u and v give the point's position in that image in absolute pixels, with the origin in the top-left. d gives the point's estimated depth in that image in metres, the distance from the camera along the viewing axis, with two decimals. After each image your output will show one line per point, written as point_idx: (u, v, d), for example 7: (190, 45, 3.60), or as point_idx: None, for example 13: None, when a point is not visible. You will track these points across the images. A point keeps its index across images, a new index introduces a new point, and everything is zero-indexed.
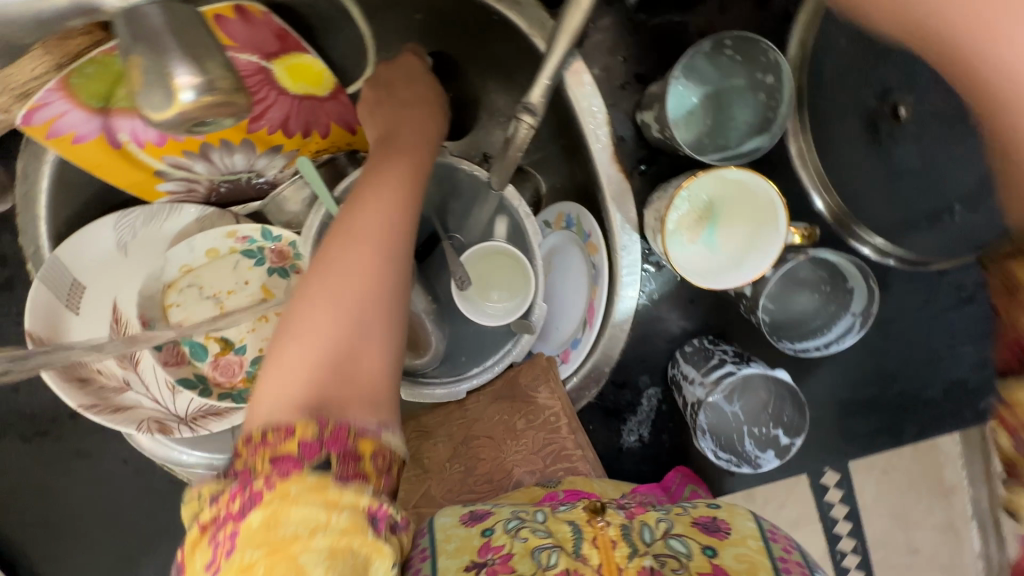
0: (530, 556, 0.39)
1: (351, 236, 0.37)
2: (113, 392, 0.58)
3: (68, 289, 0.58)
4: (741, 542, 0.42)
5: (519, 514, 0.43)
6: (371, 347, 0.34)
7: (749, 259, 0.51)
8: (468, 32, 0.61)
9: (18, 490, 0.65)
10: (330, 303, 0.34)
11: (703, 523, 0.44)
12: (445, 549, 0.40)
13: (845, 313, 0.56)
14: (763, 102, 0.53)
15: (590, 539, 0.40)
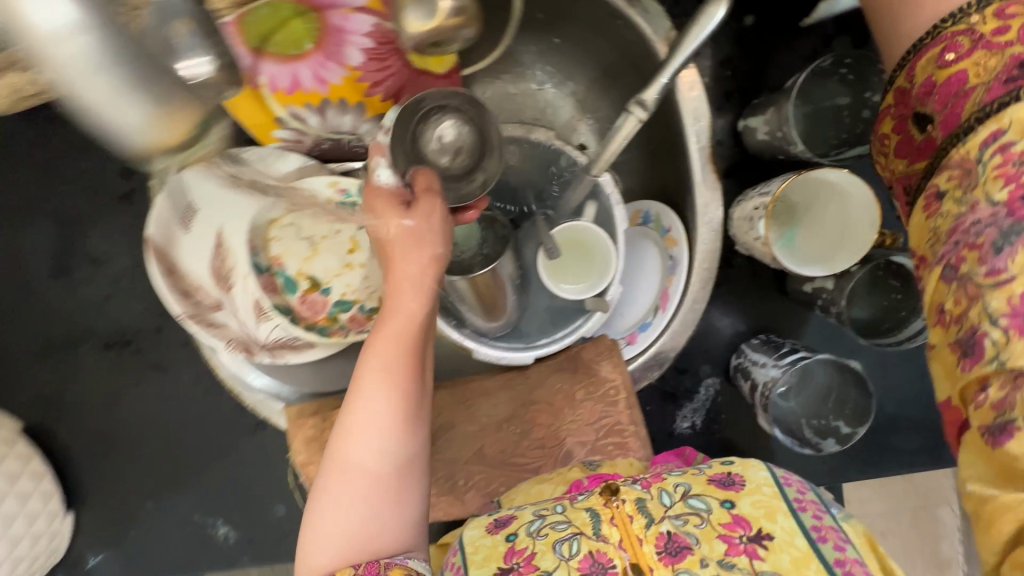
0: (552, 551, 0.42)
1: (356, 430, 0.43)
2: (208, 309, 0.62)
3: (182, 208, 0.61)
4: (755, 491, 0.43)
5: (539, 513, 0.46)
6: (385, 531, 0.42)
7: (845, 243, 0.55)
8: (582, 26, 0.63)
9: (93, 390, 0.68)
10: (347, 495, 0.42)
11: (717, 479, 0.45)
12: (474, 561, 0.44)
13: (915, 316, 0.56)
14: (865, 119, 0.57)
15: (609, 521, 0.43)
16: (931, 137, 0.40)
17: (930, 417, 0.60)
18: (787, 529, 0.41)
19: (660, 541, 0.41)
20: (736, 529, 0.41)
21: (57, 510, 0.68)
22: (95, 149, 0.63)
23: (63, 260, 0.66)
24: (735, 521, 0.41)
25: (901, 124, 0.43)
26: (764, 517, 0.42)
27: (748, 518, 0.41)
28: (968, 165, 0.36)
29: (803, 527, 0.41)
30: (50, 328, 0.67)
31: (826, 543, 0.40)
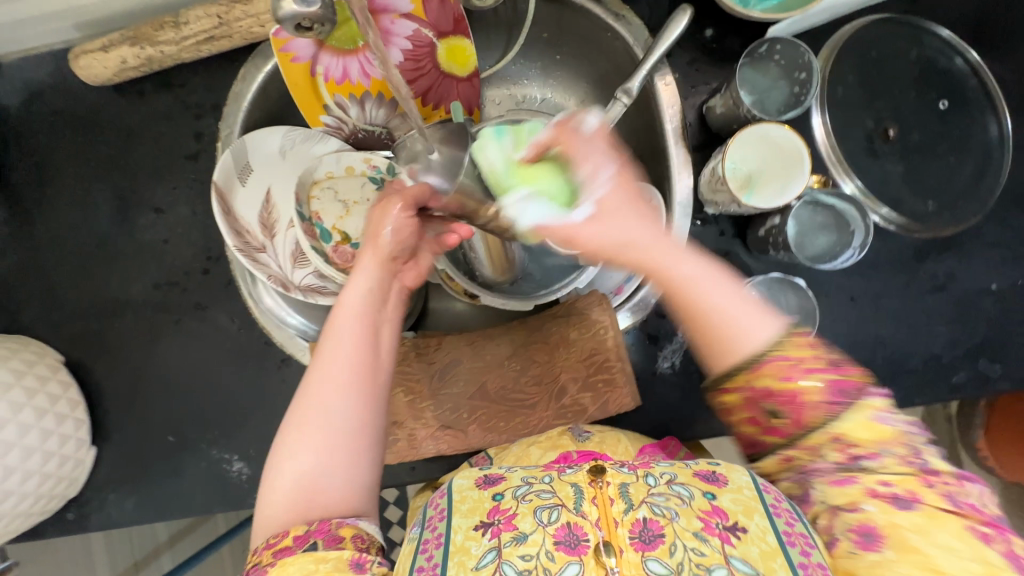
0: (532, 515, 0.48)
1: (312, 407, 0.51)
2: (254, 249, 0.71)
3: (241, 166, 0.73)
4: (737, 490, 0.49)
5: (527, 479, 0.52)
6: (331, 483, 0.50)
7: (789, 174, 0.63)
8: (579, 39, 0.78)
9: (138, 327, 0.76)
10: (303, 455, 0.50)
11: (702, 474, 0.52)
12: (460, 509, 0.51)
13: (846, 249, 0.64)
14: (797, 93, 0.64)
15: (591, 499, 0.48)
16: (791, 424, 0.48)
17: (881, 362, 0.68)
18: (761, 527, 0.46)
19: (636, 526, 0.46)
20: (714, 517, 0.47)
21: (84, 438, 0.72)
22: (170, 116, 0.75)
23: (127, 209, 0.76)
24: (714, 510, 0.47)
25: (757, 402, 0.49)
26: (741, 513, 0.47)
27: (726, 510, 0.47)
28: (813, 450, 0.47)
29: (775, 529, 0.46)
30: (106, 270, 0.76)
31: (793, 545, 0.45)
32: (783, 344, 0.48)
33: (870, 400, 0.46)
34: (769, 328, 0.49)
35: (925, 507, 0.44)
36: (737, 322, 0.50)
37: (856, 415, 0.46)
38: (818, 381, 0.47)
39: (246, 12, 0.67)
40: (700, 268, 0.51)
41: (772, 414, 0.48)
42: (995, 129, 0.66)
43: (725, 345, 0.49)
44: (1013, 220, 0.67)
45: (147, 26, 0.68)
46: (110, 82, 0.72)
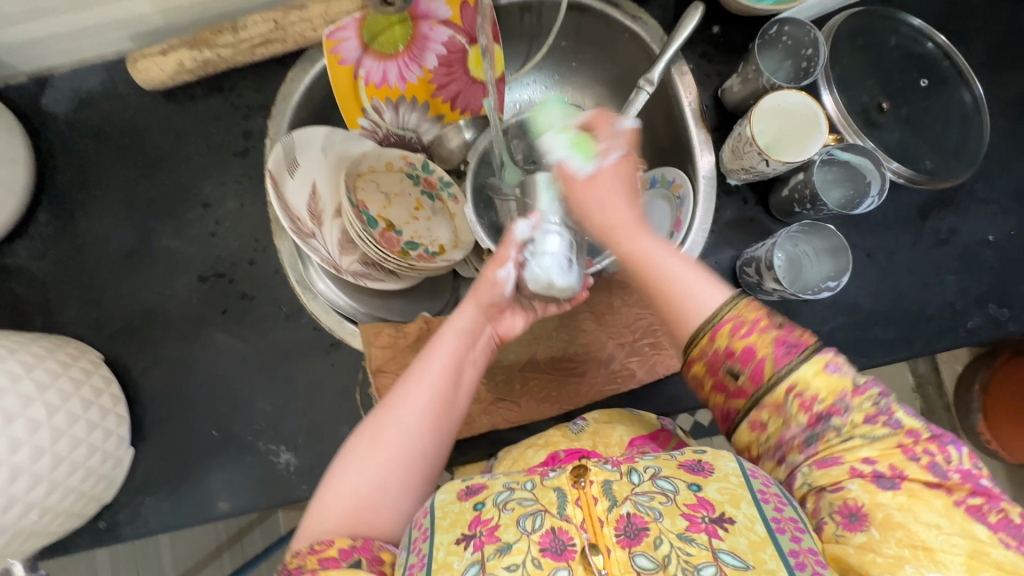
0: (515, 525, 0.47)
1: (392, 432, 0.59)
2: (305, 235, 0.73)
3: (291, 159, 0.76)
4: (722, 479, 0.50)
5: (510, 484, 0.51)
6: (381, 505, 0.56)
7: (802, 131, 0.71)
8: (596, 43, 0.87)
9: (179, 322, 0.76)
10: (369, 471, 0.57)
11: (688, 466, 0.52)
12: (441, 526, 0.49)
13: (866, 197, 0.70)
14: (804, 68, 0.73)
15: (575, 501, 0.48)
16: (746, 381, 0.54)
17: (902, 312, 0.74)
18: (749, 515, 0.48)
19: (621, 523, 0.46)
20: (700, 510, 0.48)
21: (124, 436, 0.70)
22: (220, 117, 0.79)
23: (175, 206, 0.78)
24: (700, 503, 0.48)
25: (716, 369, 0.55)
26: (727, 502, 0.49)
27: (713, 501, 0.48)
28: (777, 403, 0.53)
29: (763, 516, 0.48)
30: (151, 266, 0.77)
31: (782, 532, 0.47)
32: (739, 313, 0.55)
33: (822, 352, 0.52)
34: (720, 293, 0.57)
35: (908, 487, 0.50)
36: (688, 289, 0.58)
37: (812, 367, 0.52)
38: (766, 344, 0.53)
39: (301, 17, 0.74)
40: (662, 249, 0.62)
41: (732, 374, 0.54)
42: (969, 97, 0.76)
43: (676, 317, 0.58)
44: (997, 179, 0.76)
45: (206, 32, 0.73)
46: (164, 85, 0.76)
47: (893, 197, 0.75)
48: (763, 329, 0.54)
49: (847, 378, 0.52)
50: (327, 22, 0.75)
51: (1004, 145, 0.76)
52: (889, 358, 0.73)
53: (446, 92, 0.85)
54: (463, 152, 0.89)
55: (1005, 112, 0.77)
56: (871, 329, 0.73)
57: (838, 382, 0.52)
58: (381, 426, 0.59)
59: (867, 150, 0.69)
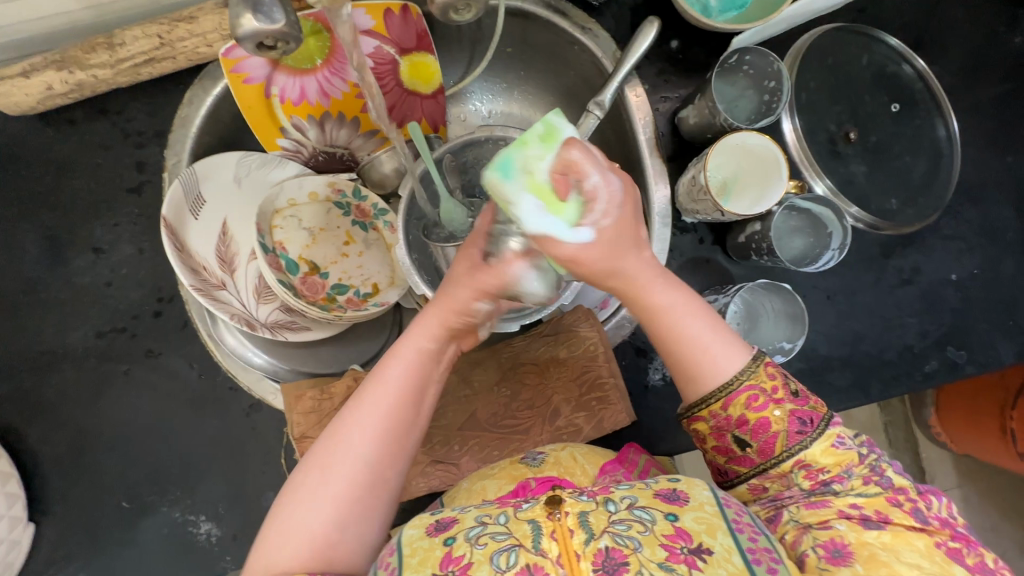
0: (489, 563, 0.40)
1: (348, 454, 0.46)
2: (213, 287, 0.66)
3: (194, 197, 0.67)
4: (698, 508, 0.44)
5: (482, 518, 0.44)
6: (346, 542, 0.45)
7: (760, 170, 0.66)
8: (543, 52, 0.77)
9: (72, 383, 0.68)
10: (328, 505, 0.45)
11: (663, 494, 0.45)
12: (408, 564, 0.42)
13: (826, 250, 0.67)
14: (766, 101, 0.67)
15: (550, 534, 0.41)
16: (752, 453, 0.49)
17: (860, 357, 0.69)
18: (726, 545, 0.42)
19: (599, 557, 0.39)
20: (679, 540, 0.41)
21: (19, 516, 0.63)
22: (109, 147, 0.69)
23: (61, 251, 0.68)
24: (678, 533, 0.41)
25: (717, 435, 0.50)
26: (705, 532, 0.42)
27: (690, 530, 0.42)
28: (782, 477, 0.48)
29: (739, 546, 0.42)
30: (38, 318, 0.68)
31: (758, 562, 0.41)
32: (755, 382, 0.48)
33: (833, 426, 0.48)
34: (738, 354, 0.50)
35: (894, 526, 0.44)
36: (705, 351, 0.49)
37: (821, 443, 0.48)
38: (780, 417, 0.48)
39: (190, 30, 0.63)
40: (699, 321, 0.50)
41: (739, 444, 0.49)
42: (943, 131, 0.71)
43: (690, 377, 0.50)
44: (964, 214, 0.72)
45: (76, 49, 0.62)
46: (34, 110, 0.65)
47: (856, 236, 0.70)
48: (778, 400, 0.48)
49: (854, 452, 0.48)
50: (225, 36, 0.64)
51: (973, 177, 0.72)
52: (845, 408, 0.69)
53: None
54: (398, 177, 0.78)
55: (976, 141, 0.73)
56: (832, 377, 0.68)
57: (844, 455, 0.48)
58: (336, 447, 0.46)
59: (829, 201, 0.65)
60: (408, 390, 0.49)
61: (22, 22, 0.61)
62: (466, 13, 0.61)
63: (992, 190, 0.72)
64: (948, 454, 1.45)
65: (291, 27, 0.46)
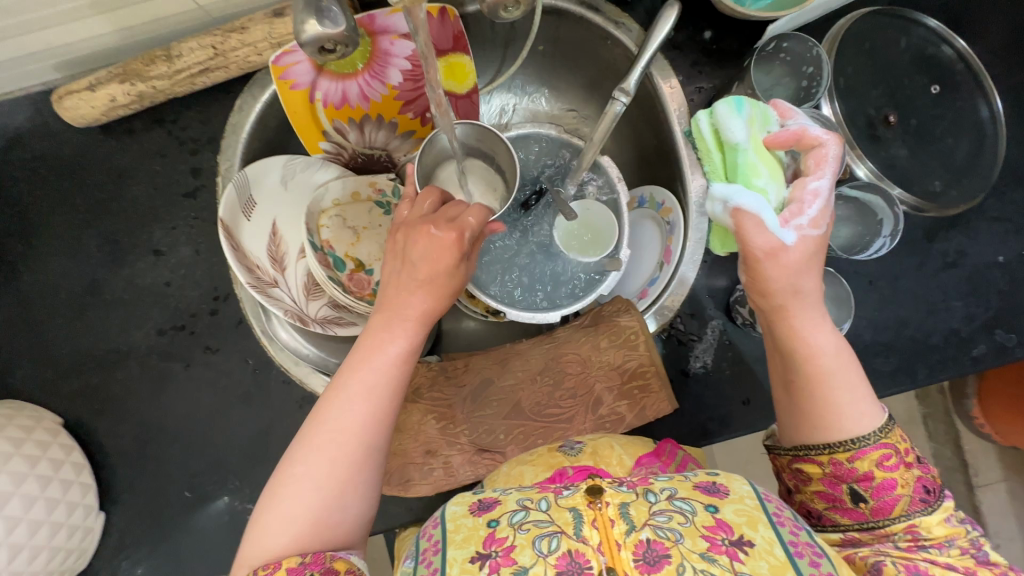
0: (531, 547, 0.41)
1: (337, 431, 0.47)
2: (266, 284, 0.69)
3: (246, 199, 0.70)
4: (738, 501, 0.45)
5: (523, 503, 0.45)
6: (337, 514, 0.46)
7: None
8: (574, 49, 0.78)
9: (135, 378, 0.71)
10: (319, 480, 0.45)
11: (703, 486, 0.46)
12: (454, 540, 0.44)
13: (877, 237, 0.67)
14: (805, 87, 0.67)
15: (591, 522, 0.42)
16: (863, 508, 0.48)
17: (904, 342, 0.69)
18: (768, 538, 0.42)
19: (639, 548, 0.40)
20: (720, 532, 0.42)
21: (92, 504, 0.67)
22: (165, 154, 0.72)
23: (122, 254, 0.72)
24: (719, 525, 0.42)
25: (829, 485, 0.49)
26: (745, 525, 0.42)
27: (731, 523, 0.42)
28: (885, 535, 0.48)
29: (781, 539, 0.42)
30: (104, 318, 0.72)
31: (801, 556, 0.41)
32: (889, 442, 0.48)
33: (949, 499, 0.47)
34: (874, 412, 0.49)
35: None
36: (836, 396, 0.49)
37: (939, 515, 0.47)
38: (906, 481, 0.47)
39: (242, 41, 0.65)
40: (833, 344, 0.50)
41: (853, 497, 0.48)
42: (986, 112, 0.70)
43: (815, 420, 0.49)
44: (1011, 195, 0.71)
45: (136, 62, 0.66)
46: (98, 122, 0.69)
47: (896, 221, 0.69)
48: (906, 464, 0.48)
49: (962, 528, 0.47)
50: (273, 45, 0.66)
51: (1019, 157, 0.71)
52: (892, 393, 0.68)
53: (414, 108, 0.76)
54: None
55: (1021, 121, 0.71)
56: (876, 361, 0.68)
57: (953, 531, 0.46)
58: (322, 431, 0.47)
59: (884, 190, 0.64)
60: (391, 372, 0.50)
61: (88, 39, 0.65)
62: (515, 10, 0.57)
63: None
64: (993, 446, 1.40)
65: (352, 32, 0.48)
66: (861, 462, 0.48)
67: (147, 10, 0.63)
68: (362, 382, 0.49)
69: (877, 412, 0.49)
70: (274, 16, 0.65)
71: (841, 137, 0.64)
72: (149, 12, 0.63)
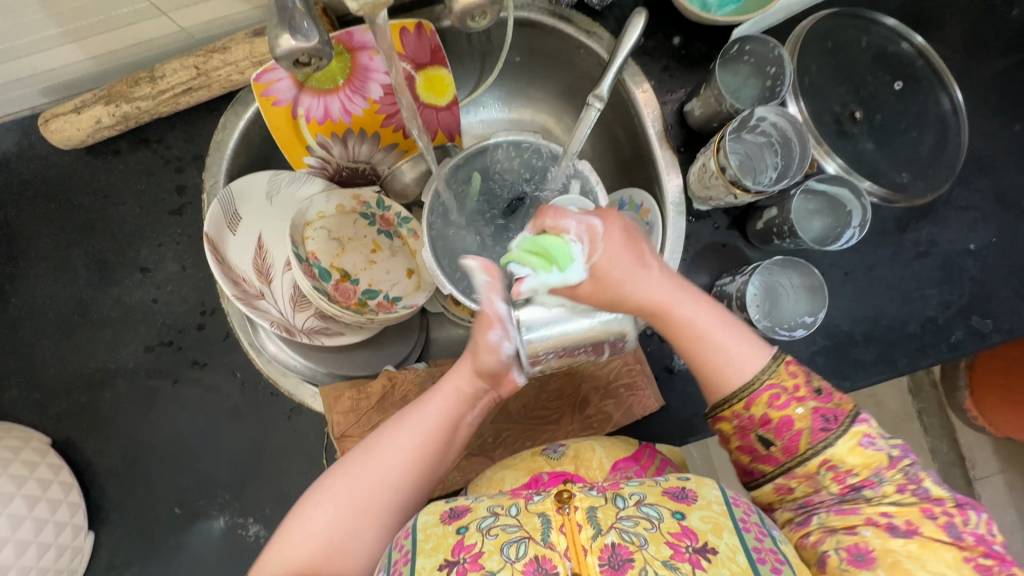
0: (499, 553, 0.42)
1: (376, 467, 0.53)
2: (253, 296, 0.70)
3: (231, 214, 0.71)
4: (706, 507, 0.46)
5: (493, 509, 0.46)
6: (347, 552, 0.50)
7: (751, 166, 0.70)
8: (549, 58, 0.80)
9: (122, 394, 0.72)
10: (341, 510, 0.51)
11: (672, 492, 0.47)
12: (423, 549, 0.44)
13: (847, 229, 0.68)
14: (769, 87, 0.70)
15: (559, 527, 0.42)
16: (778, 451, 0.52)
17: (883, 331, 0.70)
18: (731, 545, 0.43)
19: (605, 553, 0.41)
20: (684, 539, 0.43)
21: (81, 524, 0.66)
22: (151, 173, 0.74)
23: (110, 272, 0.73)
24: (684, 532, 0.43)
25: (745, 435, 0.53)
26: (710, 532, 0.43)
27: (696, 530, 0.43)
28: (812, 475, 0.51)
29: (745, 545, 0.43)
30: (91, 336, 0.72)
31: (763, 562, 0.43)
32: (777, 381, 0.52)
33: (858, 424, 0.50)
34: (757, 358, 0.53)
35: (922, 537, 0.47)
36: (717, 345, 0.54)
37: (847, 441, 0.50)
38: (805, 414, 0.51)
39: (224, 60, 0.67)
40: (700, 310, 0.55)
41: (764, 443, 0.52)
42: (948, 104, 0.72)
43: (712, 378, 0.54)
44: (978, 184, 0.73)
45: (121, 84, 0.68)
46: (83, 143, 0.71)
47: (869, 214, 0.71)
48: (800, 398, 0.52)
49: (883, 455, 0.50)
50: (253, 63, 0.68)
51: (982, 147, 0.74)
52: (873, 382, 0.69)
53: (396, 122, 0.78)
54: (419, 185, 0.83)
55: (983, 113, 0.74)
56: (856, 350, 0.69)
57: (873, 456, 0.50)
58: (366, 460, 0.54)
59: (847, 182, 0.66)
60: (438, 428, 0.57)
61: (72, 64, 0.67)
62: (482, 20, 0.58)
63: (1001, 159, 0.74)
64: (988, 438, 1.41)
65: (324, 45, 0.49)
66: (757, 399, 0.52)
67: (129, 34, 0.64)
68: (408, 429, 0.56)
69: (762, 354, 0.53)
70: (254, 35, 0.67)
71: (803, 132, 0.65)
72: (131, 36, 0.65)
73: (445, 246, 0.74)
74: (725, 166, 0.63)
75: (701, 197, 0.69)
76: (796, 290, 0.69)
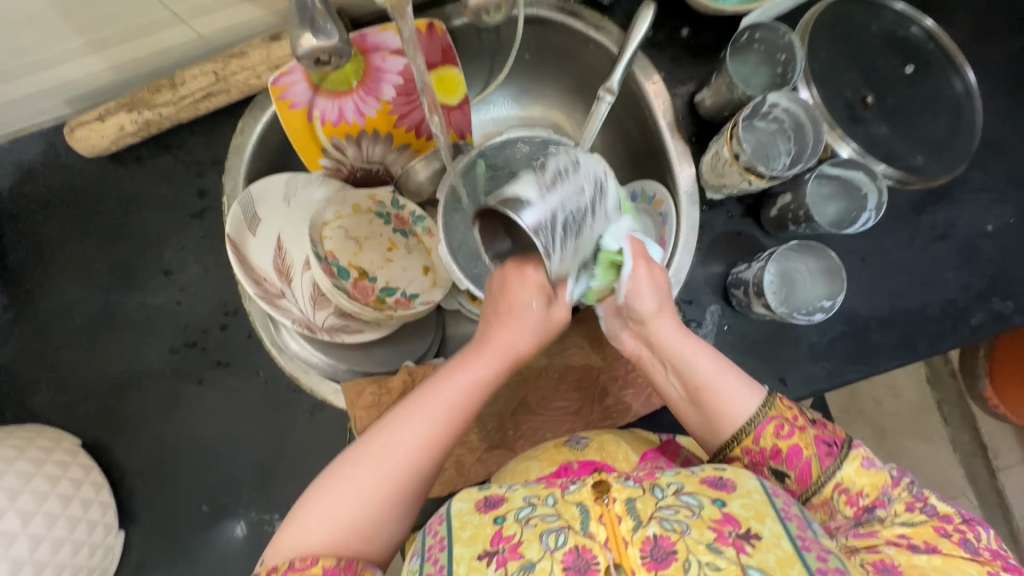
0: (539, 542, 0.42)
1: (394, 450, 0.50)
2: (274, 295, 0.71)
3: (252, 215, 0.72)
4: (746, 495, 0.46)
5: (530, 499, 0.46)
6: (374, 534, 0.49)
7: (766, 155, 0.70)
8: (559, 54, 0.81)
9: (148, 395, 0.73)
10: (360, 493, 0.49)
11: (710, 480, 0.47)
12: (461, 538, 0.44)
13: (862, 212, 0.68)
14: (779, 74, 0.70)
15: (598, 518, 0.43)
16: (792, 482, 0.53)
17: (902, 315, 0.69)
18: (775, 531, 0.43)
19: (647, 544, 0.41)
20: (727, 525, 0.43)
21: (112, 522, 0.68)
22: (172, 178, 0.75)
23: (135, 276, 0.75)
24: (726, 519, 0.43)
25: (755, 468, 0.55)
26: (753, 518, 0.44)
27: (738, 517, 0.43)
28: (827, 504, 0.53)
29: (789, 532, 0.43)
30: (117, 338, 0.74)
31: (808, 550, 0.42)
32: (777, 413, 0.54)
33: (856, 448, 0.53)
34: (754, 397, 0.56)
35: (943, 552, 0.48)
36: (721, 388, 0.56)
37: (852, 466, 0.53)
38: (809, 443, 0.53)
39: (242, 65, 0.69)
40: (709, 357, 0.57)
41: (779, 477, 0.53)
42: (960, 86, 0.72)
43: (715, 419, 0.56)
44: (994, 165, 0.72)
45: (142, 92, 0.69)
46: (106, 151, 0.73)
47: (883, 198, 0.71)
48: (801, 427, 0.54)
49: (885, 474, 0.52)
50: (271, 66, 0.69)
51: (997, 129, 0.73)
52: (894, 367, 0.69)
53: (409, 122, 0.79)
54: (433, 183, 0.84)
55: (996, 94, 0.74)
56: (876, 334, 0.69)
57: (878, 478, 0.52)
58: (386, 438, 0.51)
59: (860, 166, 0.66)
60: (461, 401, 0.53)
61: (96, 73, 0.69)
62: (495, 15, 0.59)
63: (1017, 140, 0.73)
64: (1011, 428, 1.39)
65: (344, 43, 0.51)
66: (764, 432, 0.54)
67: (149, 43, 0.66)
68: (426, 408, 0.52)
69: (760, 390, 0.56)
70: (271, 40, 0.69)
71: (817, 118, 0.67)
72: (153, 45, 0.66)
73: (461, 242, 0.75)
74: (739, 152, 0.64)
75: (717, 184, 0.69)
76: (813, 275, 0.69)
